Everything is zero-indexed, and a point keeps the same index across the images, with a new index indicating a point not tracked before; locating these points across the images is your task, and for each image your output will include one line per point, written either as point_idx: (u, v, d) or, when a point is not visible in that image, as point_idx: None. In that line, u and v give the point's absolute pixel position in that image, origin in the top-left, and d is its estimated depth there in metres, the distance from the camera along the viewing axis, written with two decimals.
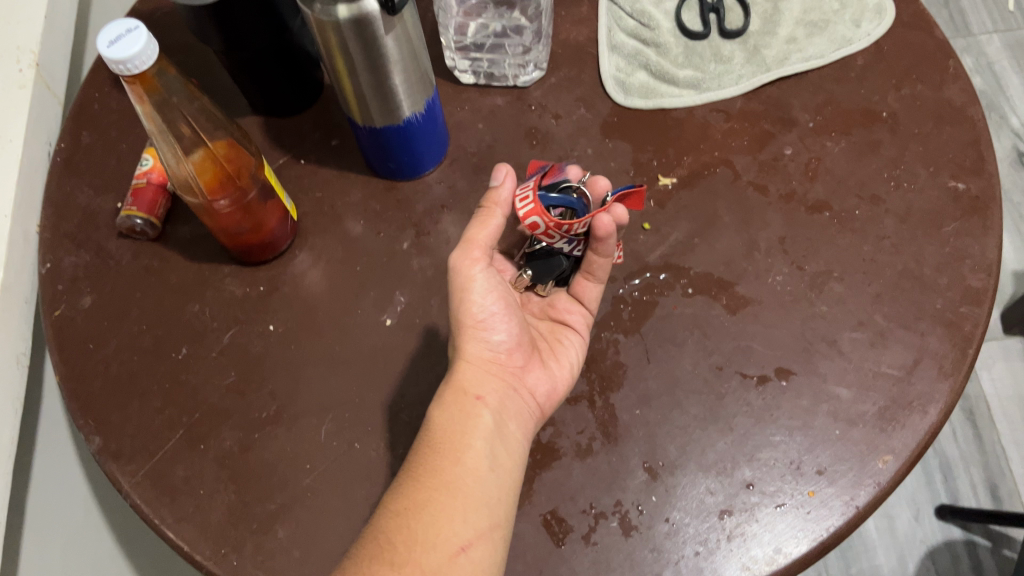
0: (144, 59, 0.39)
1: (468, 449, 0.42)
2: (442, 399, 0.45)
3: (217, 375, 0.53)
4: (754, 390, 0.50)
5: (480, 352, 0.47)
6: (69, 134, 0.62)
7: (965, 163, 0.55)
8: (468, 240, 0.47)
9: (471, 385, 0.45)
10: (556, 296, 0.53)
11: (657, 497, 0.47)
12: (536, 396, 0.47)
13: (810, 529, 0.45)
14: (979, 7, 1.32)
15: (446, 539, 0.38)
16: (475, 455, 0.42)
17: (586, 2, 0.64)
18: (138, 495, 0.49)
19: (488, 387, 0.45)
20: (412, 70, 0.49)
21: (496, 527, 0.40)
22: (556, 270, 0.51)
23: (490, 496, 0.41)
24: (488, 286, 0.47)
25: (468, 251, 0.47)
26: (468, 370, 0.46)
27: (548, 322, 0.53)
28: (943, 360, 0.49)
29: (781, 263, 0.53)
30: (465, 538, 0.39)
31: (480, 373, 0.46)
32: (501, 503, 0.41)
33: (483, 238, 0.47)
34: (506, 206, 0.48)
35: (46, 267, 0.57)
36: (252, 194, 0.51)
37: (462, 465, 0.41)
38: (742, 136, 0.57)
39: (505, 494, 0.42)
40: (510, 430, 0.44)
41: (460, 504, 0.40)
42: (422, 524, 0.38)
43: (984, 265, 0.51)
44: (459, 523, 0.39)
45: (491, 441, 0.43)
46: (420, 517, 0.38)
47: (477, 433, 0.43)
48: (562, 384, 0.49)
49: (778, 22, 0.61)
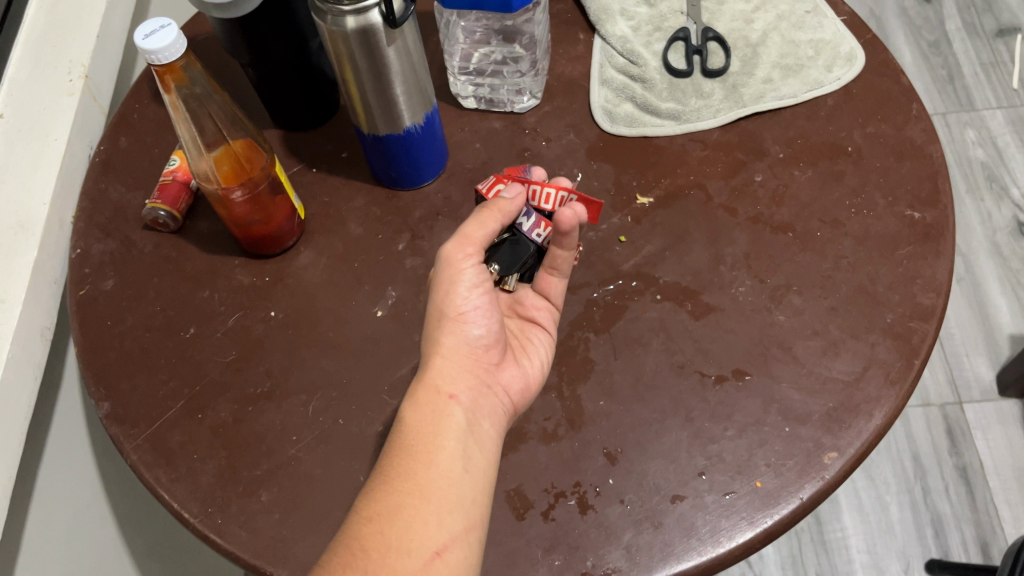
0: (172, 52, 0.45)
1: (440, 451, 0.44)
2: (415, 399, 0.46)
3: (220, 353, 0.58)
4: (712, 388, 0.53)
5: (456, 345, 0.49)
6: (109, 139, 0.69)
7: (921, 195, 0.59)
8: (464, 238, 0.50)
9: (445, 384, 0.47)
10: (522, 292, 0.57)
11: (615, 480, 0.50)
12: (509, 393, 0.50)
13: (756, 517, 0.48)
14: (983, 84, 1.37)
15: (421, 544, 0.40)
16: (448, 457, 0.44)
17: (582, 42, 0.70)
18: (137, 456, 0.54)
19: (460, 385, 0.47)
20: (413, 83, 0.55)
21: (470, 529, 0.42)
22: (525, 254, 0.53)
23: (463, 498, 0.43)
24: (475, 281, 0.50)
25: (463, 246, 0.50)
26: (441, 370, 0.48)
27: (516, 321, 0.56)
28: (890, 369, 0.52)
29: (745, 277, 0.57)
30: (440, 542, 0.40)
31: (454, 372, 0.48)
32: (474, 503, 0.43)
33: (479, 237, 0.50)
34: (507, 215, 0.52)
35: (76, 252, 0.63)
36: (264, 188, 0.56)
37: (434, 467, 0.43)
38: (716, 163, 0.62)
39: (479, 493, 0.44)
40: (480, 428, 0.47)
41: (433, 508, 0.41)
42: (397, 530, 0.40)
43: (934, 286, 0.55)
44: (434, 526, 0.41)
45: (462, 442, 0.45)
46: (394, 522, 0.40)
47: (449, 434, 0.45)
48: (533, 380, 0.52)
49: (756, 64, 0.67)
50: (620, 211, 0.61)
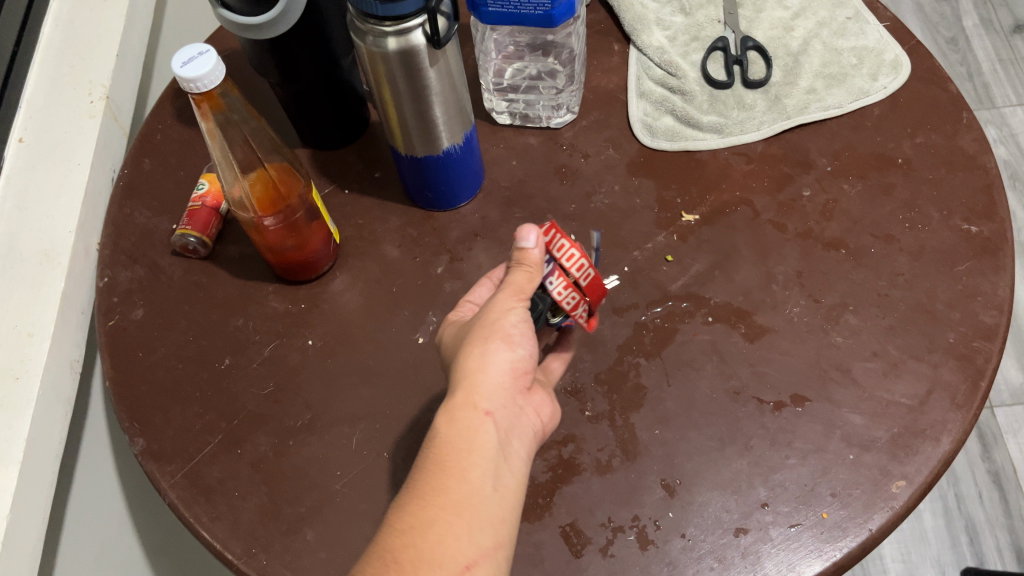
0: (211, 80, 0.43)
1: (474, 468, 0.40)
2: (450, 410, 0.42)
3: (257, 384, 0.56)
4: (771, 414, 0.51)
5: (499, 362, 0.44)
6: (132, 161, 0.67)
7: (977, 207, 0.57)
8: (517, 287, 0.45)
9: (482, 398, 0.42)
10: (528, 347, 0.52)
11: (674, 513, 0.49)
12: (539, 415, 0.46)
13: (824, 550, 0.46)
14: (1003, 81, 1.36)
15: (451, 558, 0.37)
16: (480, 473, 0.40)
17: (617, 53, 0.69)
18: (175, 494, 0.52)
19: (497, 401, 0.43)
20: (452, 104, 0.53)
21: (500, 547, 0.39)
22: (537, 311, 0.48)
23: (494, 514, 0.39)
24: (528, 312, 0.46)
25: (514, 289, 0.46)
26: (482, 382, 0.43)
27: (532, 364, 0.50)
28: (956, 391, 0.50)
29: (798, 296, 0.55)
30: (470, 557, 0.37)
31: (490, 385, 0.43)
32: (505, 520, 0.40)
33: (530, 290, 0.46)
34: (536, 266, 0.46)
35: (103, 280, 0.61)
36: (300, 215, 0.54)
37: (467, 482, 0.39)
38: (761, 177, 0.61)
39: (509, 511, 0.40)
40: (512, 448, 0.43)
41: (465, 523, 0.38)
42: (429, 542, 0.37)
43: (996, 303, 0.53)
44: (464, 540, 0.38)
45: (496, 459, 0.41)
46: (426, 535, 0.37)
47: (484, 450, 0.41)
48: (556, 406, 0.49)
49: (799, 74, 0.65)
50: (665, 229, 0.59)
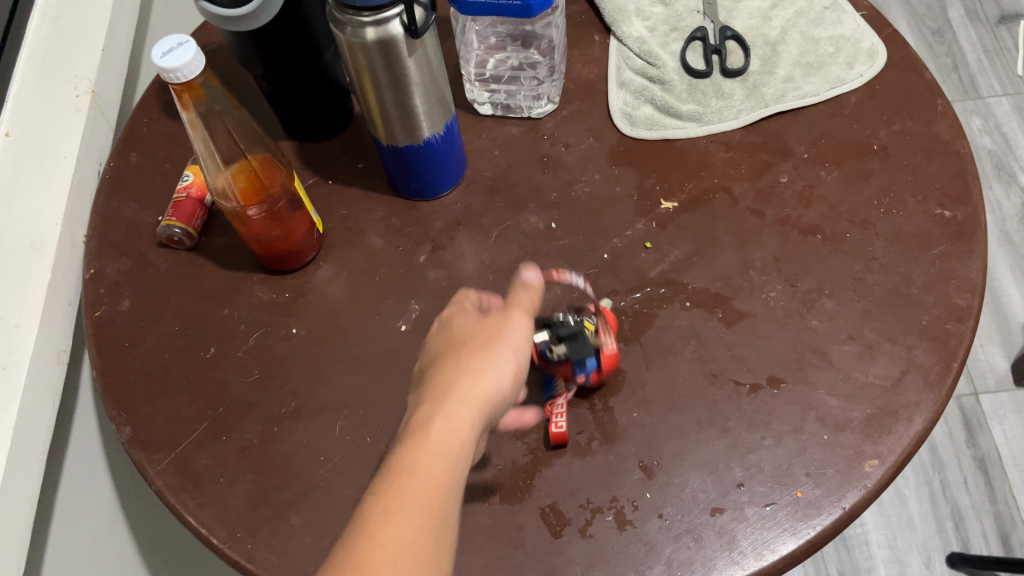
0: (191, 70, 0.44)
1: (454, 470, 0.40)
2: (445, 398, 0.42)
3: (243, 372, 0.57)
4: (747, 396, 0.52)
5: (498, 373, 0.44)
6: (118, 154, 0.67)
7: (952, 192, 0.58)
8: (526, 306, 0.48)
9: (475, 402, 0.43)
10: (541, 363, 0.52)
11: (652, 494, 0.49)
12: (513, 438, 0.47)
13: (798, 528, 0.47)
14: (988, 72, 1.37)
15: (415, 564, 0.37)
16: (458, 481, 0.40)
17: (598, 44, 0.70)
18: (163, 482, 0.52)
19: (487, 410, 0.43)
20: (432, 93, 0.54)
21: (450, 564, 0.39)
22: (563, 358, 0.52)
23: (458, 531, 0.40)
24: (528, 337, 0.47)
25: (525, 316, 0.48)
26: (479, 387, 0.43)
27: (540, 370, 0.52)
28: (929, 372, 0.51)
29: (776, 281, 0.56)
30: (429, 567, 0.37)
31: (474, 392, 0.43)
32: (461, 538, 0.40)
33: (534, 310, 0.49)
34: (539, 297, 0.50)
35: (90, 272, 0.62)
36: (282, 203, 0.55)
37: (445, 484, 0.40)
38: (740, 165, 0.61)
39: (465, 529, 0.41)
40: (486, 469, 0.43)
41: (434, 532, 0.38)
42: (397, 540, 0.37)
43: (970, 286, 0.54)
44: (428, 549, 0.38)
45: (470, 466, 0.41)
46: (397, 531, 0.37)
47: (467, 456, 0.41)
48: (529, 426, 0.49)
49: (777, 63, 0.66)
50: (645, 216, 0.60)
